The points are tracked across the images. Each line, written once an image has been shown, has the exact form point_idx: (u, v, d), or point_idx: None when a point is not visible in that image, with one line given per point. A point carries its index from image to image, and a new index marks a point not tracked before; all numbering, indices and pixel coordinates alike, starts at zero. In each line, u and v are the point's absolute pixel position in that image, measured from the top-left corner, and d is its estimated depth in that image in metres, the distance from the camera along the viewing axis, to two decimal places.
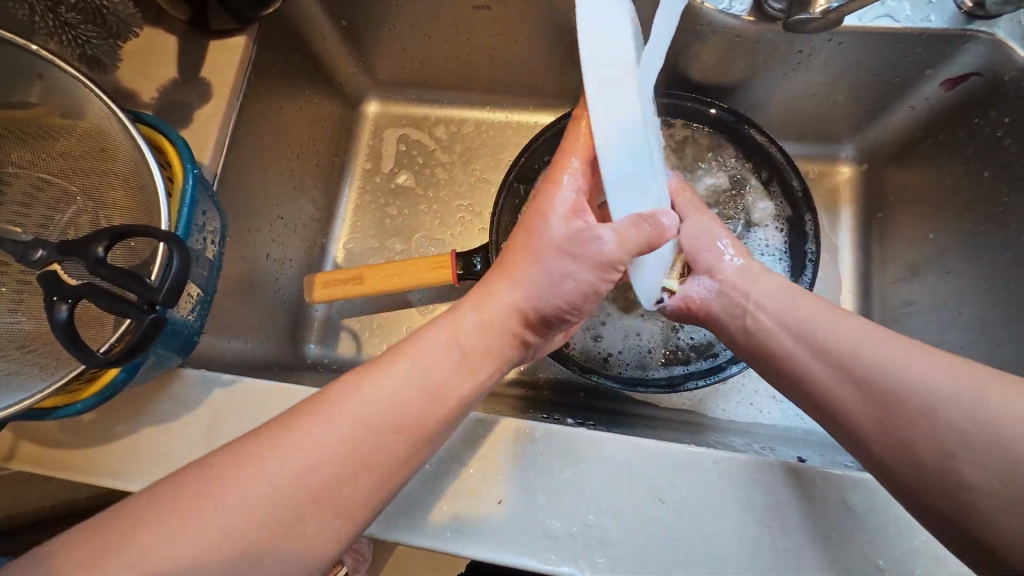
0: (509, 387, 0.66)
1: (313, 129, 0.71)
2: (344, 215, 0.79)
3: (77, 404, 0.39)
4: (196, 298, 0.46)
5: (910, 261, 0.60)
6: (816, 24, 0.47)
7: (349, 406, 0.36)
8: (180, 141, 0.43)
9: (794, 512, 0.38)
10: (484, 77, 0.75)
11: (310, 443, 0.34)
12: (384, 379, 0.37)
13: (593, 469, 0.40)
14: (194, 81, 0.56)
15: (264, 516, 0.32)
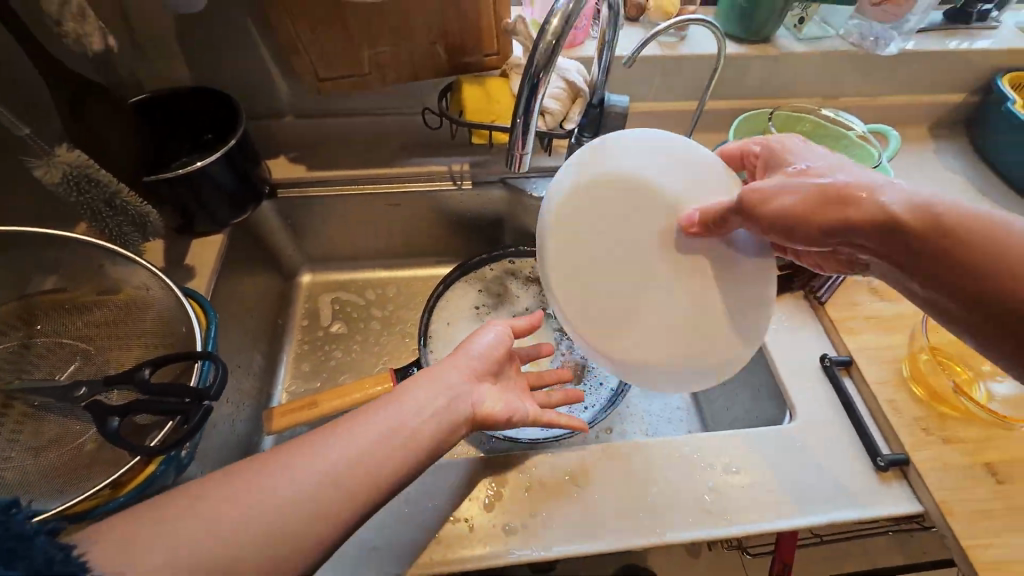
0: None
1: (261, 296, 0.90)
2: (286, 363, 0.92)
3: (116, 501, 0.46)
4: None
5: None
6: None
7: (299, 460, 0.44)
8: (204, 296, 0.56)
9: (658, 468, 0.58)
10: (396, 251, 1.04)
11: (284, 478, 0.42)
12: (329, 446, 0.45)
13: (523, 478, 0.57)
14: (179, 267, 0.74)
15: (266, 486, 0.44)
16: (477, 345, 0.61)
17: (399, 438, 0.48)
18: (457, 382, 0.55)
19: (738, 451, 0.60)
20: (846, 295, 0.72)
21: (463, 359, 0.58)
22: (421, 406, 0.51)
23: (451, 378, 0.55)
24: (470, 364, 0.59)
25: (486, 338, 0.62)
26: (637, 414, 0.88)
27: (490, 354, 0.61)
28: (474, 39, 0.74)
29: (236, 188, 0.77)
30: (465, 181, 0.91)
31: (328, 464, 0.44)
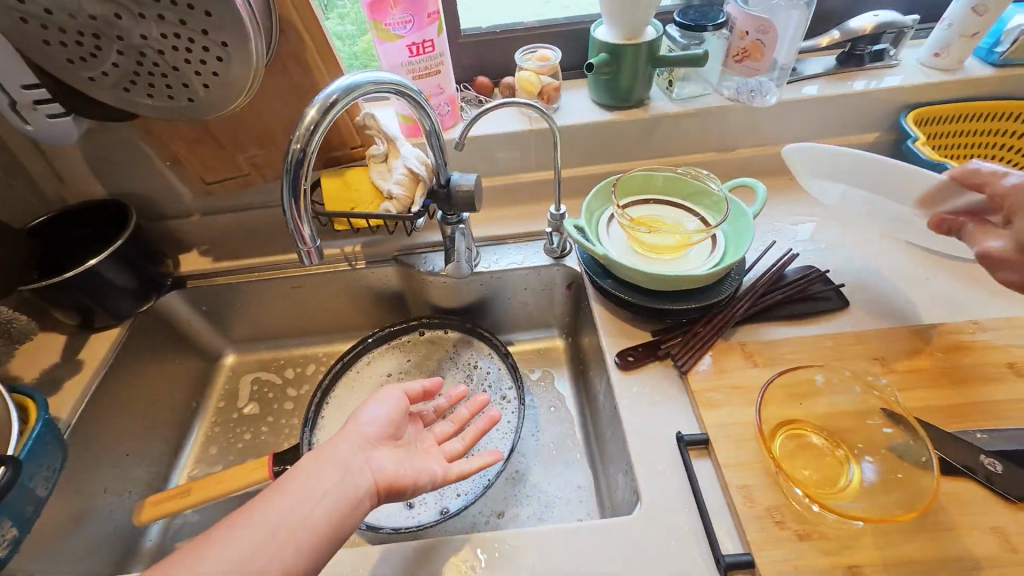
0: None
1: (172, 380, 0.94)
2: (193, 446, 0.94)
3: None
4: (13, 533, 0.57)
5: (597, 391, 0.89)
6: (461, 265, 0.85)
7: None
8: (40, 398, 0.61)
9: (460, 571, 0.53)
10: (315, 327, 1.06)
11: None
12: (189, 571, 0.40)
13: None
14: (71, 361, 0.80)
15: None
16: (367, 413, 0.55)
17: (285, 532, 0.44)
18: (346, 458, 0.50)
19: (563, 552, 0.54)
20: (713, 362, 0.67)
21: (348, 433, 0.53)
22: (306, 493, 0.47)
23: (344, 448, 0.51)
24: (364, 434, 0.53)
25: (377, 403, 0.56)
26: (533, 496, 0.83)
27: (388, 418, 0.56)
28: (335, 136, 0.81)
29: (133, 284, 0.85)
30: (359, 260, 0.95)
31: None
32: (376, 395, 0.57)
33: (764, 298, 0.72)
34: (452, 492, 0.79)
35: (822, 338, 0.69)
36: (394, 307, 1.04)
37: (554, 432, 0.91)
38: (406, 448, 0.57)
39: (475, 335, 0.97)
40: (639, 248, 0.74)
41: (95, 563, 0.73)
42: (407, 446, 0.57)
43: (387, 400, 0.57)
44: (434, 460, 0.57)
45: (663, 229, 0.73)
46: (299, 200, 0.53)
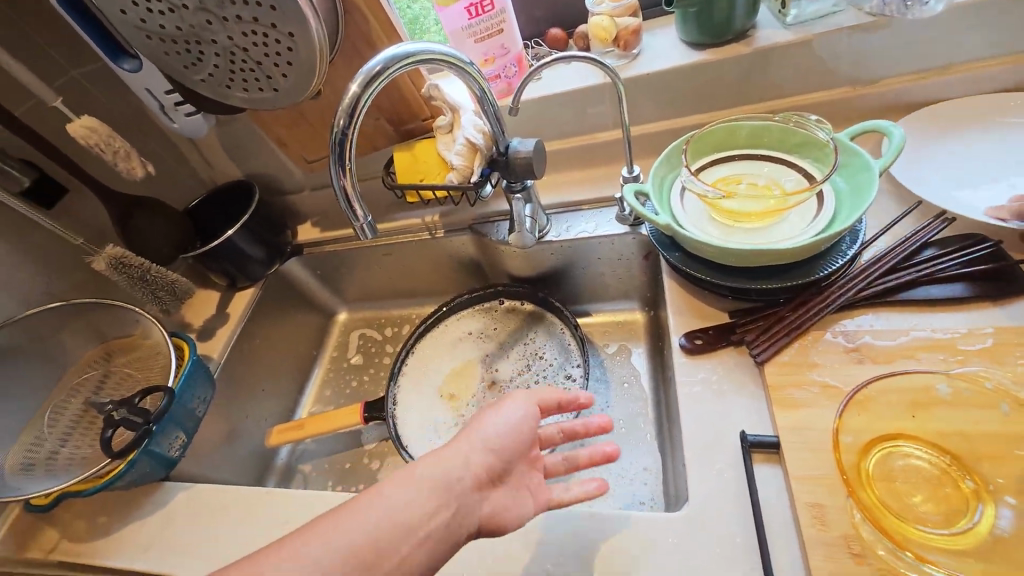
0: None
1: (297, 332, 1.13)
2: (313, 387, 1.12)
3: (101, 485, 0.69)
4: (183, 441, 0.75)
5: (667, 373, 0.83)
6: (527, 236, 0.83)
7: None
8: (191, 342, 0.79)
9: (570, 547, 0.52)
10: (408, 291, 1.16)
11: None
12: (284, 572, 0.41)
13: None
14: (222, 314, 1.01)
15: None
16: (490, 431, 0.51)
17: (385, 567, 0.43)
18: (460, 483, 0.48)
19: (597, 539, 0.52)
20: (801, 354, 0.56)
21: (474, 446, 0.50)
22: (410, 519, 0.45)
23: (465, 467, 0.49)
24: (483, 457, 0.50)
25: (508, 418, 0.52)
26: (594, 472, 0.81)
27: (509, 439, 0.52)
28: (406, 111, 0.85)
29: (262, 253, 1.02)
30: (439, 230, 1.00)
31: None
32: (502, 408, 0.53)
33: (890, 277, 0.58)
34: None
35: (972, 333, 0.52)
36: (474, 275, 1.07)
37: (625, 410, 0.86)
38: (520, 474, 0.53)
39: (551, 309, 0.95)
40: (718, 216, 0.63)
41: (242, 471, 0.94)
42: (519, 471, 0.53)
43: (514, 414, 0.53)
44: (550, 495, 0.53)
45: (748, 189, 0.62)
46: (346, 175, 0.56)
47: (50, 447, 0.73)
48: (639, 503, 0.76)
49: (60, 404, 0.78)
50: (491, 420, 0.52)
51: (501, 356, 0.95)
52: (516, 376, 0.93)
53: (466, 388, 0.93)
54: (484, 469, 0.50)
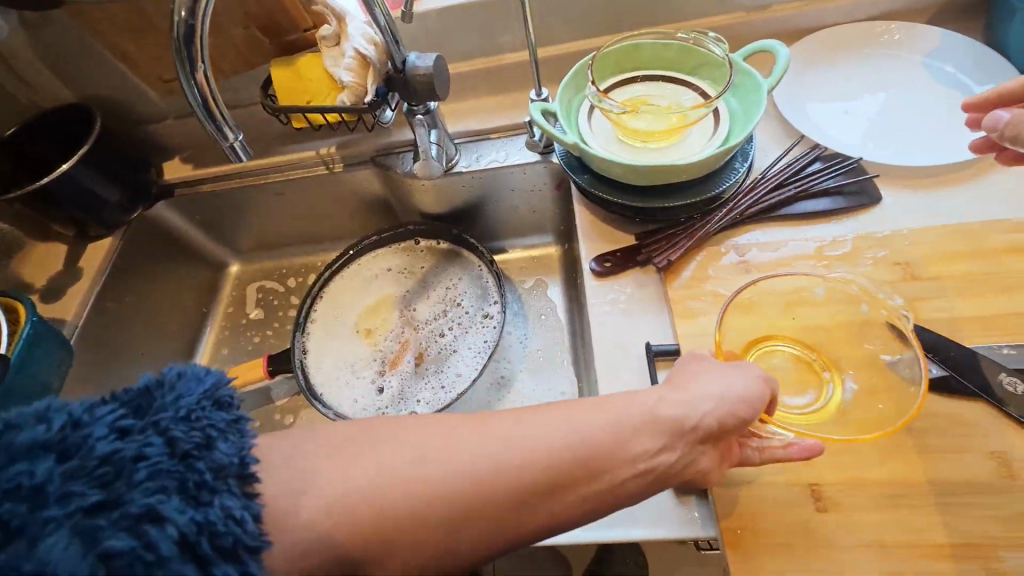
0: None
1: (178, 287, 0.99)
2: (207, 348, 1.01)
3: None
4: None
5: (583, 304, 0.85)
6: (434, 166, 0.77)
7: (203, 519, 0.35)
8: (28, 303, 0.65)
9: None
10: (310, 236, 1.05)
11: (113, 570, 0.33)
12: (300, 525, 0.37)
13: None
14: (72, 270, 0.84)
15: None
16: (700, 388, 0.45)
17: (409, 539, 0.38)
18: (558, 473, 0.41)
19: None
20: (698, 268, 0.59)
21: (566, 442, 0.41)
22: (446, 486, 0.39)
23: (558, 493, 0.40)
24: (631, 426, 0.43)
25: (739, 381, 0.45)
26: (516, 402, 0.83)
27: (724, 403, 0.44)
28: (283, 18, 0.73)
29: (119, 197, 0.86)
30: (337, 164, 0.90)
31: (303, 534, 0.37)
32: (746, 373, 0.46)
33: (773, 195, 0.63)
34: (420, 399, 0.82)
35: (835, 241, 0.59)
36: (383, 215, 0.99)
37: (543, 339, 0.88)
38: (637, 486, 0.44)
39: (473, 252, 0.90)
40: (626, 136, 0.63)
41: None
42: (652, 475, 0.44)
43: (761, 393, 0.45)
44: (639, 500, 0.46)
45: (648, 104, 0.62)
46: (203, 82, 0.47)
47: None
48: None
49: None
50: (702, 377, 0.45)
51: (421, 299, 0.91)
52: (435, 319, 0.90)
53: (382, 333, 0.89)
54: (565, 479, 0.41)
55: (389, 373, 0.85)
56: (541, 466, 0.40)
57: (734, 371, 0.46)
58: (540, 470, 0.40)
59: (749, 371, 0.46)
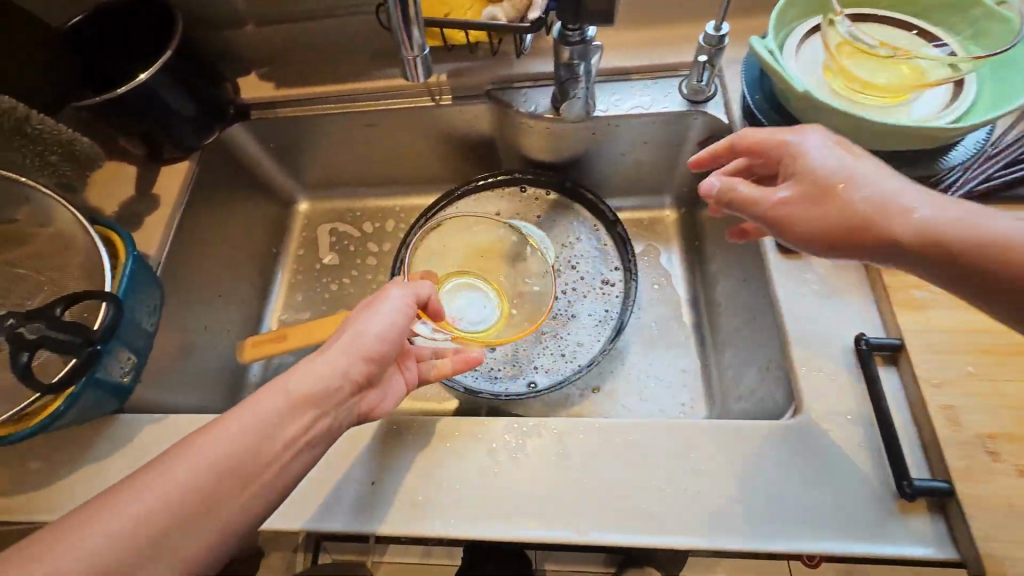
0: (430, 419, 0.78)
1: (250, 223, 0.89)
2: (280, 292, 0.93)
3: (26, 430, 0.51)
4: (133, 361, 0.58)
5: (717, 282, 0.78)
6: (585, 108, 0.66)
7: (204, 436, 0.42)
8: (125, 234, 0.56)
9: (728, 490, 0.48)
10: (391, 176, 0.95)
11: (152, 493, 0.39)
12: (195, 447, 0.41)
13: (478, 454, 0.53)
14: (147, 197, 0.74)
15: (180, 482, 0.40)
16: (371, 324, 0.51)
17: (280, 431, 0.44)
18: (329, 382, 0.47)
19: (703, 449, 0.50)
20: None
21: (317, 375, 0.47)
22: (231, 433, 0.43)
23: (349, 376, 0.49)
24: (360, 348, 0.50)
25: (382, 312, 0.52)
26: (633, 376, 0.77)
27: (390, 330, 0.52)
28: None
29: (193, 110, 0.74)
30: (444, 95, 0.78)
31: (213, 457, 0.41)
32: (386, 296, 0.54)
33: (1009, 172, 0.54)
34: (537, 364, 0.76)
35: None
36: (480, 159, 0.89)
37: (661, 311, 0.82)
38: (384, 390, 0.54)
39: (601, 212, 0.81)
40: (839, 84, 0.55)
41: (209, 390, 0.77)
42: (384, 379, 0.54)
43: (396, 323, 0.52)
44: (377, 398, 0.53)
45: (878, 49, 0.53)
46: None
47: None
48: (682, 406, 0.75)
49: None
50: (368, 317, 0.51)
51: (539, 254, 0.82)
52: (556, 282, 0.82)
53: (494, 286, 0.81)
54: (349, 390, 0.49)
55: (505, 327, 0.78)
56: (317, 387, 0.46)
57: (391, 299, 0.54)
58: (287, 410, 0.45)
59: (399, 303, 0.54)
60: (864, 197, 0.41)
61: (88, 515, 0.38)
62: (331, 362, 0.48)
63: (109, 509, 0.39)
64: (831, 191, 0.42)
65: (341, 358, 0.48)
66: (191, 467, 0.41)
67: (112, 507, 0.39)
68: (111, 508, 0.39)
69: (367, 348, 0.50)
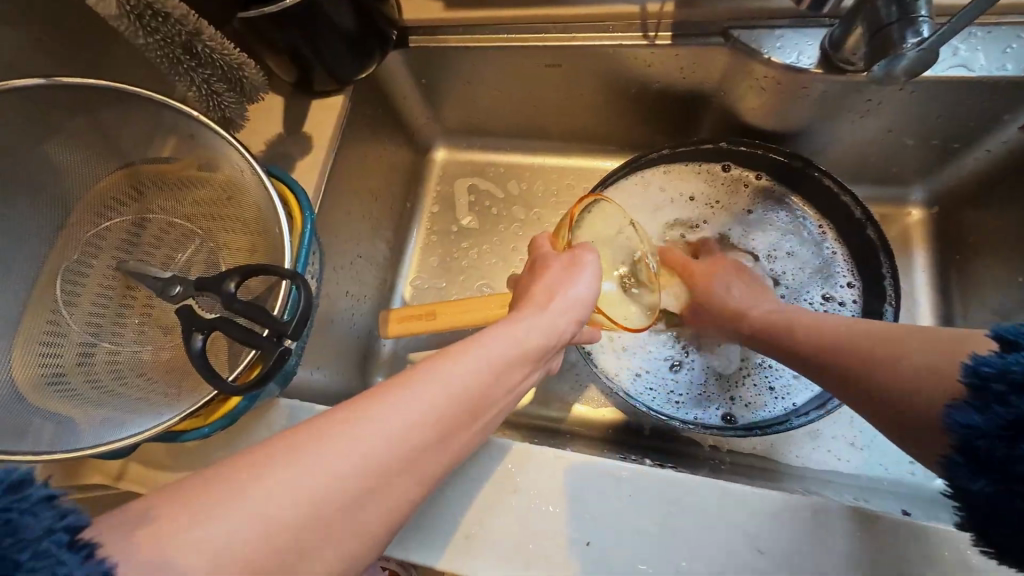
0: (586, 428, 0.67)
1: (390, 172, 0.77)
2: (413, 253, 0.83)
3: (203, 428, 0.43)
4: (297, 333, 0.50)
5: (988, 316, 0.61)
6: (907, 63, 0.47)
7: (388, 391, 0.31)
8: (303, 190, 0.46)
9: None
10: (549, 129, 0.80)
11: (320, 465, 0.27)
12: (376, 408, 0.30)
13: (723, 523, 0.40)
14: (296, 135, 0.63)
15: (360, 463, 0.28)
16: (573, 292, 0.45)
17: (477, 405, 0.34)
18: (520, 360, 0.38)
19: None
20: None
21: (514, 344, 0.38)
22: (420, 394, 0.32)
23: (544, 341, 0.41)
24: (554, 328, 0.42)
25: (583, 281, 0.45)
26: (845, 417, 0.62)
27: (585, 304, 0.45)
28: None
29: (353, 29, 0.60)
30: (661, 31, 0.60)
31: (392, 432, 0.29)
32: (581, 268, 0.46)
33: None
34: (733, 394, 0.63)
35: None
36: (671, 118, 0.71)
37: None
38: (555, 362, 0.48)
39: (839, 214, 0.64)
40: None
41: (347, 361, 0.70)
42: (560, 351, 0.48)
43: (598, 291, 0.47)
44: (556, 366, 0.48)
45: None
46: None
47: (80, 341, 0.45)
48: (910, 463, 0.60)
49: (77, 265, 0.47)
50: (566, 283, 0.45)
51: (742, 258, 0.67)
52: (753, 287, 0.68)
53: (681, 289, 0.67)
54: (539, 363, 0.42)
55: (694, 345, 0.65)
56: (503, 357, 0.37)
57: (582, 267, 0.46)
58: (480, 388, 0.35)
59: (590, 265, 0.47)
60: (919, 344, 0.38)
61: (240, 478, 0.26)
62: (535, 322, 0.42)
63: (252, 482, 0.26)
64: (824, 326, 0.47)
65: (538, 332, 0.41)
66: (428, 394, 0.32)
67: (252, 486, 0.26)
68: (292, 461, 0.27)
69: (565, 318, 0.44)
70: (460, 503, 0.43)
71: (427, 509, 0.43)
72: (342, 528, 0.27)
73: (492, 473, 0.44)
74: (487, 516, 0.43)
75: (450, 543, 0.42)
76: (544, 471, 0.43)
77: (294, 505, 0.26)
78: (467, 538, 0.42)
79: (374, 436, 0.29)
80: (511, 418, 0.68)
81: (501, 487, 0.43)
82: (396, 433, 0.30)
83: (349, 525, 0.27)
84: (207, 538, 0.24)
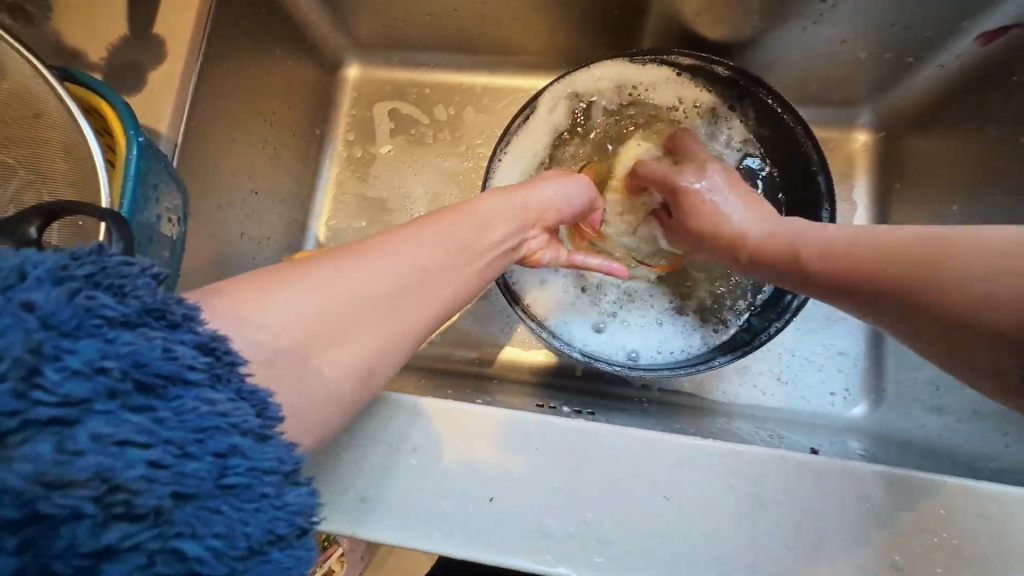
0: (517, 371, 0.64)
1: (290, 91, 0.66)
2: (326, 190, 0.73)
3: None
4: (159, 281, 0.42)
5: None
6: None
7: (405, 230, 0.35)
8: (123, 106, 0.39)
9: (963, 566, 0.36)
10: (477, 40, 0.69)
11: (339, 274, 0.30)
12: (387, 247, 0.33)
13: (628, 471, 0.38)
14: (146, 39, 0.51)
15: (372, 281, 0.31)
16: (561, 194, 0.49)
17: (469, 252, 0.38)
18: (507, 225, 0.43)
19: (952, 516, 0.36)
20: None
21: (508, 213, 0.43)
22: (429, 240, 0.36)
23: (535, 218, 0.46)
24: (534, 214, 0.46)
25: (578, 188, 0.51)
26: (774, 352, 0.62)
27: (577, 201, 0.51)
28: None
29: None
30: None
31: (401, 265, 0.32)
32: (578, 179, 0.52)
33: None
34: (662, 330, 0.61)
35: None
36: (610, 27, 0.62)
37: None
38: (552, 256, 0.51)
39: (786, 132, 0.57)
40: None
41: None
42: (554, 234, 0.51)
43: (588, 202, 0.52)
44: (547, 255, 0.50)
45: None
46: None
47: None
48: (831, 395, 0.61)
49: None
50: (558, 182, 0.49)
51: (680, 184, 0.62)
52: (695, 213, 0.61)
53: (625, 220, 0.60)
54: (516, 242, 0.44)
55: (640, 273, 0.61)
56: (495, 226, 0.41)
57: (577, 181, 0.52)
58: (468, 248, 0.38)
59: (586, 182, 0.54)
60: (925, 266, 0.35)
61: (273, 277, 0.29)
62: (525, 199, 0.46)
63: (287, 278, 0.29)
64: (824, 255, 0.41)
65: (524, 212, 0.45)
66: (433, 241, 0.35)
67: (287, 283, 0.28)
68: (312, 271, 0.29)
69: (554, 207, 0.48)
70: (352, 464, 0.39)
71: (316, 471, 0.39)
72: (347, 330, 0.29)
73: (386, 432, 0.40)
74: (381, 477, 0.39)
75: (340, 507, 0.39)
76: (441, 427, 0.40)
77: (316, 303, 0.28)
78: (360, 501, 0.39)
79: (390, 259, 0.32)
80: (439, 365, 0.64)
81: (397, 448, 0.40)
82: (411, 262, 0.33)
83: (385, 320, 0.31)
84: (282, 306, 0.27)
